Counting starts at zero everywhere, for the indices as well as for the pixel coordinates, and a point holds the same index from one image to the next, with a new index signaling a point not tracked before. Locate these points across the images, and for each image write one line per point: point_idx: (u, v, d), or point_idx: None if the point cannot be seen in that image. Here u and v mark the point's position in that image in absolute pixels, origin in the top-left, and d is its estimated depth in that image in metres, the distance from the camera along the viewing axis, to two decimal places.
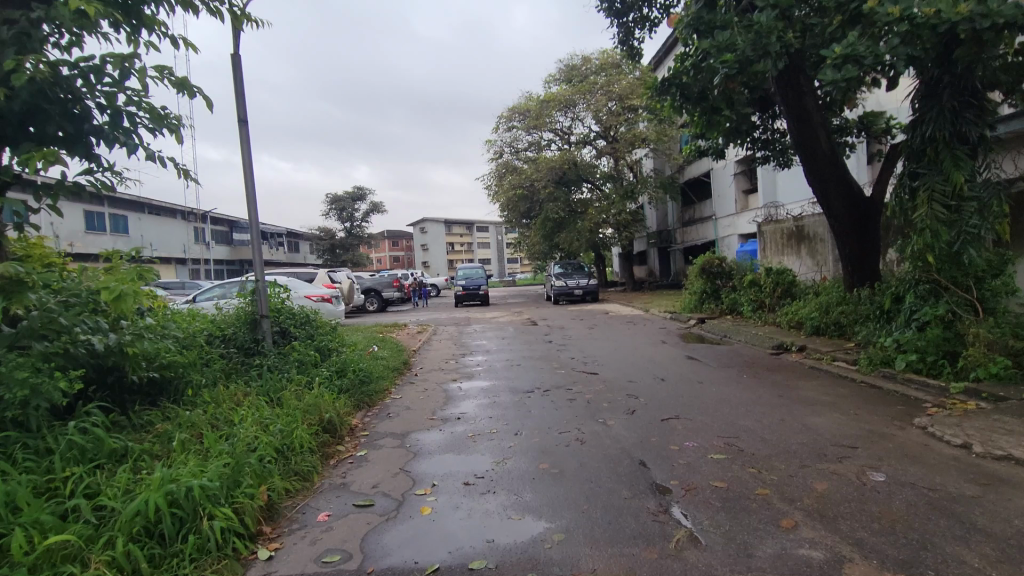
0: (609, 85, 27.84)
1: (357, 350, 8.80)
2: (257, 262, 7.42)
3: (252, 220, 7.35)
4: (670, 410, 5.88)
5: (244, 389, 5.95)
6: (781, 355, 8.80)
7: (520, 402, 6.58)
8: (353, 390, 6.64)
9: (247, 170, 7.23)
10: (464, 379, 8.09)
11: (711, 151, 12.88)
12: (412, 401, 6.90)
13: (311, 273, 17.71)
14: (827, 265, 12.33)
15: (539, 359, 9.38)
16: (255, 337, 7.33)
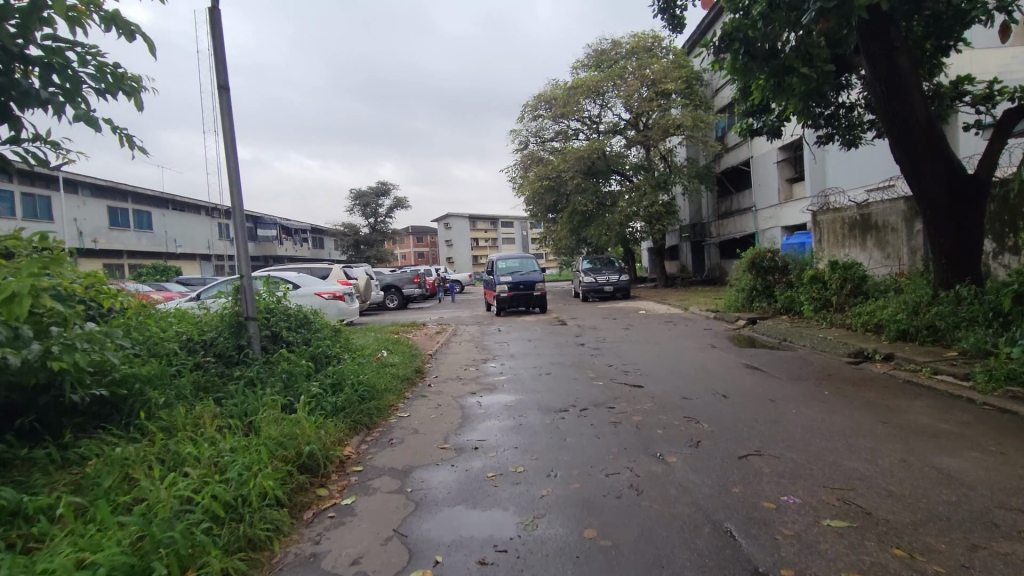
0: (641, 70, 26.37)
1: (363, 357, 7.62)
2: (242, 251, 6.27)
3: (236, 202, 6.25)
4: (745, 442, 4.59)
5: (214, 410, 4.82)
6: (862, 364, 7.38)
7: (553, 426, 5.33)
8: (350, 410, 5.47)
9: (229, 144, 6.13)
10: (485, 393, 6.85)
11: (767, 130, 11.53)
12: (421, 422, 5.68)
13: (325, 268, 16.69)
14: (902, 258, 10.80)
15: (572, 367, 8.11)
16: (238, 344, 6.22)
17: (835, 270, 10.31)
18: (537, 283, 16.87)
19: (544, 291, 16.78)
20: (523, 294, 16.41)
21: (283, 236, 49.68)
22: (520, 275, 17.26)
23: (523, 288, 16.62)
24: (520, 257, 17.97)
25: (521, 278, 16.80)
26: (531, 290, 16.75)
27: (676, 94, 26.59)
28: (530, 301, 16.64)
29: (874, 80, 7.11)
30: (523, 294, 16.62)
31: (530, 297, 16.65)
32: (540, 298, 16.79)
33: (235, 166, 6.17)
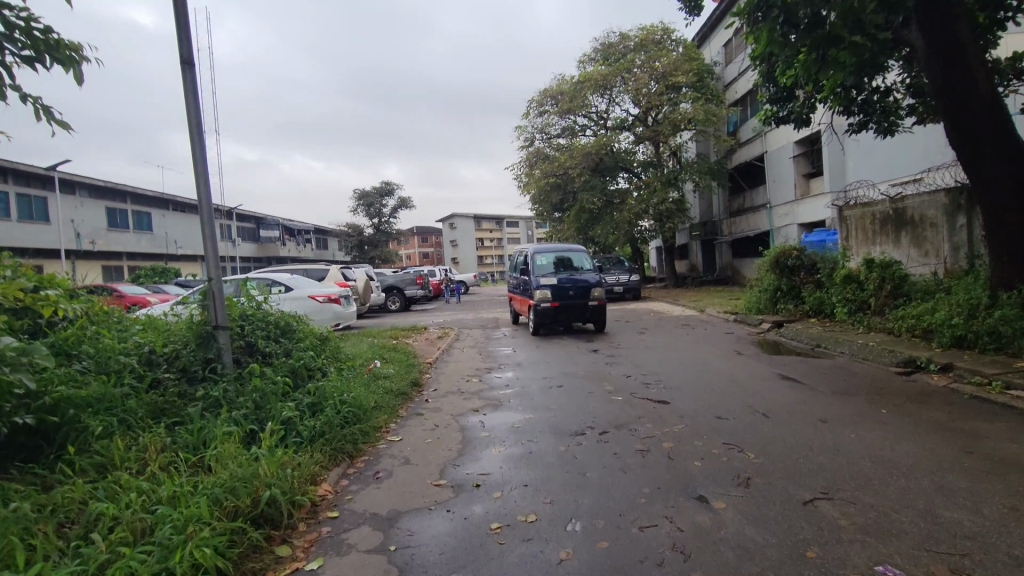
0: (650, 63, 25.50)
1: (352, 369, 6.82)
2: (209, 250, 5.48)
3: (202, 193, 5.48)
4: (808, 480, 3.77)
5: (164, 441, 4.03)
6: (915, 376, 6.54)
7: (569, 455, 4.50)
8: (330, 435, 4.66)
9: (194, 127, 5.38)
10: (489, 411, 6.02)
11: (795, 118, 10.64)
12: (413, 450, 4.86)
13: (323, 269, 15.89)
14: (943, 255, 9.97)
15: (586, 379, 7.27)
16: (205, 357, 5.43)
17: (871, 269, 9.48)
18: (593, 284, 11.36)
19: (601, 299, 11.41)
20: (571, 303, 11.05)
21: (285, 238, 48.92)
22: (570, 274, 11.63)
23: (571, 293, 11.12)
24: (566, 246, 12.41)
25: (570, 280, 11.26)
26: (586, 298, 11.20)
27: (686, 88, 25.73)
28: (584, 314, 11.17)
29: (928, 54, 6.27)
30: (573, 304, 11.08)
31: (584, 307, 11.15)
32: (598, 310, 11.31)
33: (202, 151, 5.42)
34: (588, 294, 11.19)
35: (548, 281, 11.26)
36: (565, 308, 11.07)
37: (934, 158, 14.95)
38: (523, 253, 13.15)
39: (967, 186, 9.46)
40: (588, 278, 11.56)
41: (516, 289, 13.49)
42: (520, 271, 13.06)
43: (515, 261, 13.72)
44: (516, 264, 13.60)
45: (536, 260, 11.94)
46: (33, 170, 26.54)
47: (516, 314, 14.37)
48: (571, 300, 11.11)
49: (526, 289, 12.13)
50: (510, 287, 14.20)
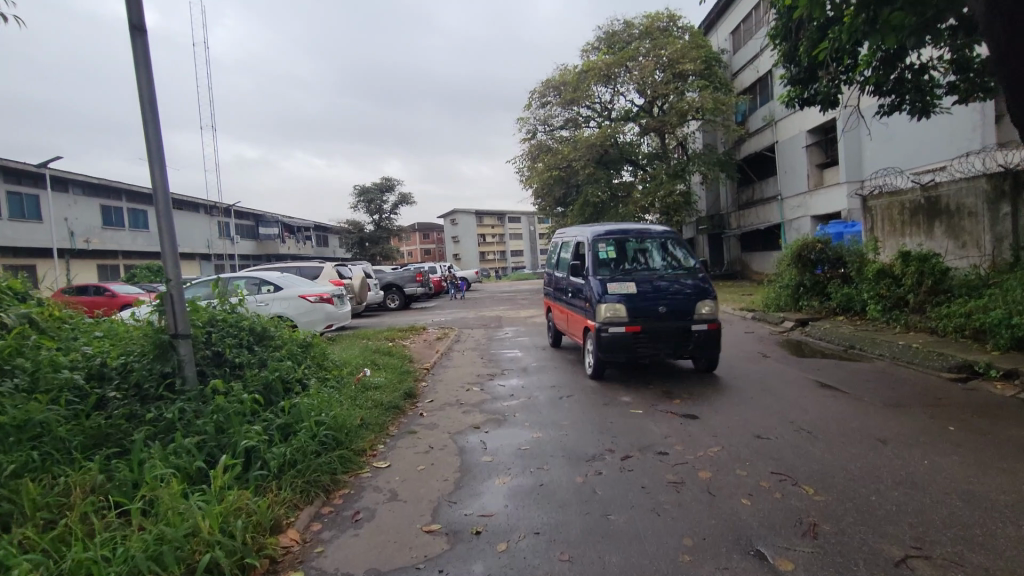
0: (655, 51, 24.66)
1: (338, 380, 6.07)
2: (165, 246, 4.70)
3: (157, 180, 4.74)
4: (891, 528, 3.01)
5: (93, 481, 3.29)
6: (976, 384, 5.77)
7: (589, 491, 3.73)
8: (301, 465, 3.92)
9: (147, 104, 4.66)
10: (491, 428, 5.25)
11: (823, 99, 9.80)
12: (402, 481, 4.10)
13: (317, 268, 15.11)
14: (984, 247, 9.21)
15: (600, 389, 6.49)
16: (162, 370, 4.68)
17: (907, 263, 8.68)
18: (695, 292, 6.55)
19: (714, 323, 6.41)
20: (660, 328, 6.26)
21: (284, 235, 48.17)
22: (653, 277, 6.85)
23: (660, 310, 6.31)
24: (643, 229, 7.62)
25: (654, 288, 6.52)
26: (686, 320, 6.37)
27: (693, 76, 24.95)
28: (681, 348, 6.34)
29: (988, 16, 5.48)
30: (664, 330, 6.28)
31: (682, 337, 6.33)
32: (706, 341, 6.40)
33: (155, 131, 4.70)
34: (688, 311, 6.38)
35: (618, 288, 6.52)
36: (650, 337, 6.28)
37: (960, 145, 14.17)
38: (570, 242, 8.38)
39: (1011, 171, 8.67)
40: (688, 283, 6.73)
41: (557, 298, 8.70)
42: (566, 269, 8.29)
43: (560, 254, 8.92)
44: (560, 259, 8.83)
45: (595, 252, 7.18)
46: (24, 167, 25.77)
47: (554, 333, 9.55)
48: (660, 323, 6.31)
49: (577, 299, 7.40)
50: (549, 292, 9.41)
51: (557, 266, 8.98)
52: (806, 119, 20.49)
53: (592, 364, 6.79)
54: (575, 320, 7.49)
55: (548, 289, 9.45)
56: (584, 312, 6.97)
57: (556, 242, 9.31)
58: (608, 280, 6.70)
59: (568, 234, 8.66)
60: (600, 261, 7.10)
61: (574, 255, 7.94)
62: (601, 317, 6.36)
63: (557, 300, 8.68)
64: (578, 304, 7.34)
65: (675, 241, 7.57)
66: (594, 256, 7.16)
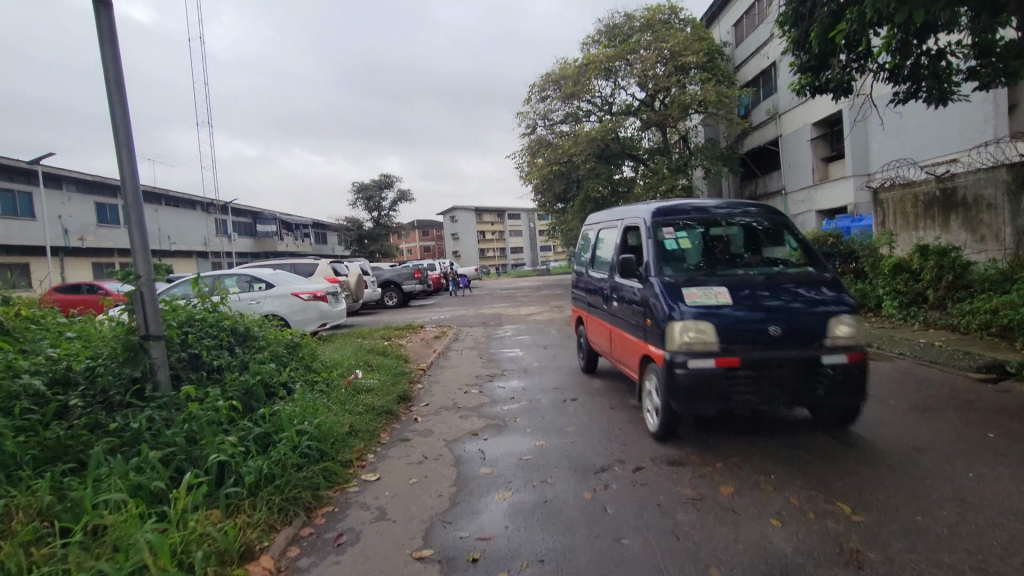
0: (657, 43, 24.19)
1: (326, 383, 5.69)
2: (134, 240, 4.30)
3: (125, 168, 4.35)
4: (946, 556, 2.64)
5: (39, 503, 2.91)
6: (1005, 384, 5.43)
7: (600, 510, 3.35)
8: (280, 481, 3.54)
9: (112, 85, 4.28)
10: (491, 436, 4.86)
11: (836, 87, 9.40)
12: (393, 496, 3.72)
13: (312, 264, 14.74)
14: (1004, 240, 8.84)
15: (607, 391, 6.10)
16: (132, 375, 4.30)
17: (926, 257, 8.32)
18: (825, 301, 4.11)
19: (858, 355, 3.94)
20: (774, 362, 3.85)
21: (282, 232, 47.76)
22: (747, 279, 4.43)
23: (771, 333, 3.90)
24: (720, 205, 5.19)
25: (755, 298, 4.09)
26: (812, 348, 3.94)
27: (695, 69, 24.51)
28: (806, 394, 3.91)
29: None
30: (776, 367, 3.85)
31: (807, 377, 3.90)
32: (844, 383, 3.94)
33: (123, 114, 4.32)
34: (816, 334, 3.94)
35: (699, 298, 4.11)
36: (754, 378, 3.86)
37: (971, 136, 13.73)
38: (610, 228, 5.97)
39: None
40: (807, 289, 4.28)
41: (591, 306, 6.29)
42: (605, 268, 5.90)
43: (595, 246, 6.51)
44: (595, 254, 6.40)
45: (653, 242, 4.76)
46: (15, 164, 25.29)
47: (582, 350, 7.13)
48: (770, 355, 3.86)
49: (627, 311, 4.97)
50: (579, 297, 6.97)
51: (591, 264, 6.56)
52: (812, 112, 20.07)
53: (657, 416, 4.35)
54: (623, 343, 5.07)
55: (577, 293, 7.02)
56: (642, 331, 4.56)
57: (588, 231, 6.93)
58: (681, 285, 4.30)
59: (606, 218, 6.23)
60: (660, 255, 4.68)
61: (618, 246, 5.53)
62: (675, 343, 3.98)
63: (592, 308, 6.28)
64: (628, 318, 4.92)
65: (770, 220, 5.11)
66: (653, 246, 4.75)
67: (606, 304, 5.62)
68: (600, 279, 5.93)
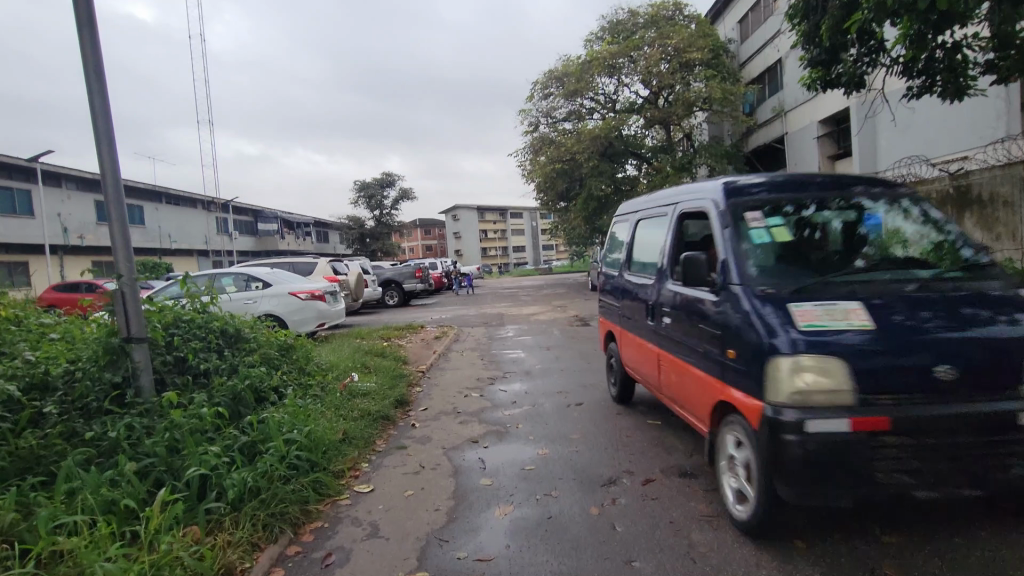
0: (661, 40, 23.89)
1: (319, 388, 5.45)
2: (115, 237, 4.08)
3: (105, 160, 4.13)
4: None
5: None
6: None
7: (609, 529, 3.10)
8: (265, 494, 3.31)
9: (90, 71, 4.07)
10: (492, 444, 4.62)
11: (848, 81, 9.13)
12: (387, 511, 3.49)
13: (311, 263, 14.51)
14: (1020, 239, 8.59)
15: (613, 396, 5.85)
16: (113, 380, 4.07)
17: None
18: (1021, 324, 2.63)
19: None
20: (945, 422, 2.43)
21: (283, 231, 47.60)
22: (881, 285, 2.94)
23: (938, 375, 2.48)
24: (819, 178, 3.67)
25: (907, 316, 2.63)
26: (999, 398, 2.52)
27: (699, 67, 24.23)
28: (991, 474, 2.50)
29: None
30: (949, 431, 2.44)
31: (992, 445, 2.49)
32: None
33: (102, 103, 4.11)
34: (1007, 375, 2.51)
35: (818, 319, 2.63)
36: (913, 449, 2.45)
37: (983, 134, 13.38)
38: (655, 215, 4.51)
39: None
40: (982, 301, 2.79)
41: (630, 318, 4.82)
42: (650, 267, 4.45)
43: (633, 240, 5.06)
44: (635, 249, 4.95)
45: (732, 232, 3.28)
46: (13, 161, 25.05)
47: (610, 372, 5.69)
48: (939, 411, 2.45)
49: (690, 331, 3.52)
50: (610, 304, 5.51)
51: (627, 262, 5.12)
52: (818, 109, 19.79)
53: (744, 496, 2.91)
54: (683, 374, 3.63)
55: (608, 299, 5.56)
56: (716, 362, 3.14)
57: (623, 220, 5.48)
58: (785, 295, 2.82)
59: (649, 201, 4.77)
60: (743, 250, 3.20)
61: (671, 238, 4.08)
62: (785, 392, 2.55)
63: (630, 321, 4.82)
64: (690, 341, 3.49)
65: (895, 198, 3.58)
66: (731, 237, 3.26)
67: (655, 319, 4.16)
68: (644, 283, 4.47)
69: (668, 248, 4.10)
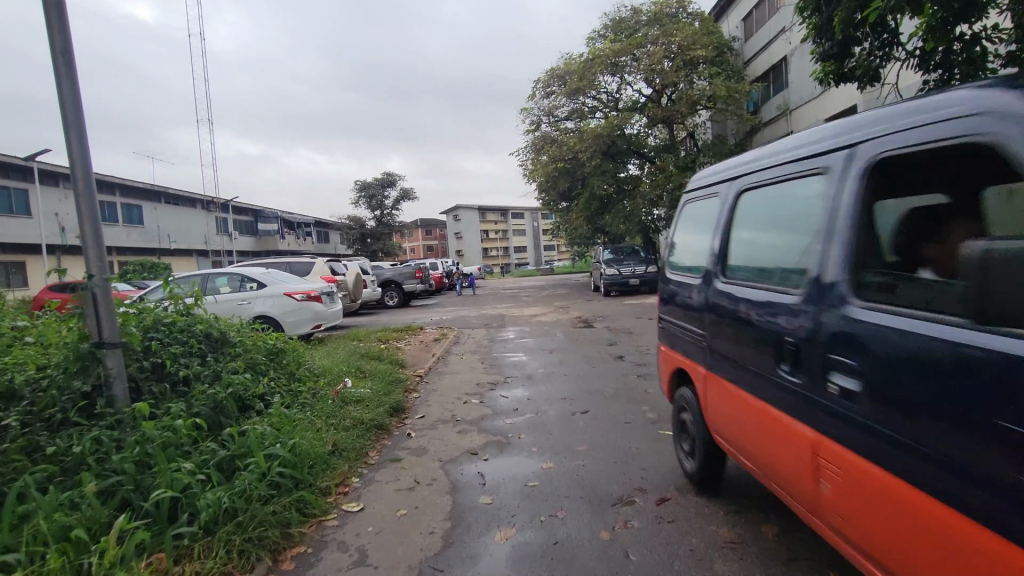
0: (664, 38, 23.57)
1: (310, 395, 5.16)
2: (86, 236, 3.78)
3: (75, 152, 3.81)
4: None
5: None
6: None
7: (622, 557, 2.78)
8: (243, 517, 3.01)
9: (58, 55, 3.75)
10: (492, 455, 4.33)
11: (864, 76, 8.83)
12: (378, 533, 3.18)
13: (308, 263, 14.24)
14: None
15: (621, 403, 5.56)
16: (82, 389, 3.75)
17: None
18: None
19: None
20: None
21: (284, 231, 47.34)
22: None
23: None
24: None
25: None
26: None
27: (703, 64, 23.91)
28: None
29: None
30: None
31: None
32: None
33: (71, 89, 3.79)
34: None
35: None
36: None
37: None
38: (791, 176, 2.44)
39: None
40: None
41: (734, 358, 2.77)
42: (788, 272, 2.38)
43: (735, 225, 3.03)
44: (742, 239, 2.92)
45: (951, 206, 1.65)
46: (9, 160, 24.76)
47: (679, 436, 3.75)
48: None
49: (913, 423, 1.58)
50: (689, 333, 3.45)
51: (725, 264, 3.08)
52: (824, 107, 19.46)
53: None
54: (897, 512, 1.63)
55: (687, 323, 3.49)
56: (942, 467, 1.49)
57: (713, 198, 3.45)
58: None
59: (769, 156, 2.71)
60: None
61: (843, 216, 2.01)
62: None
63: (734, 364, 2.76)
64: (931, 449, 1.50)
65: None
66: None
67: (812, 376, 2.08)
68: (774, 302, 2.40)
69: (838, 236, 2.03)
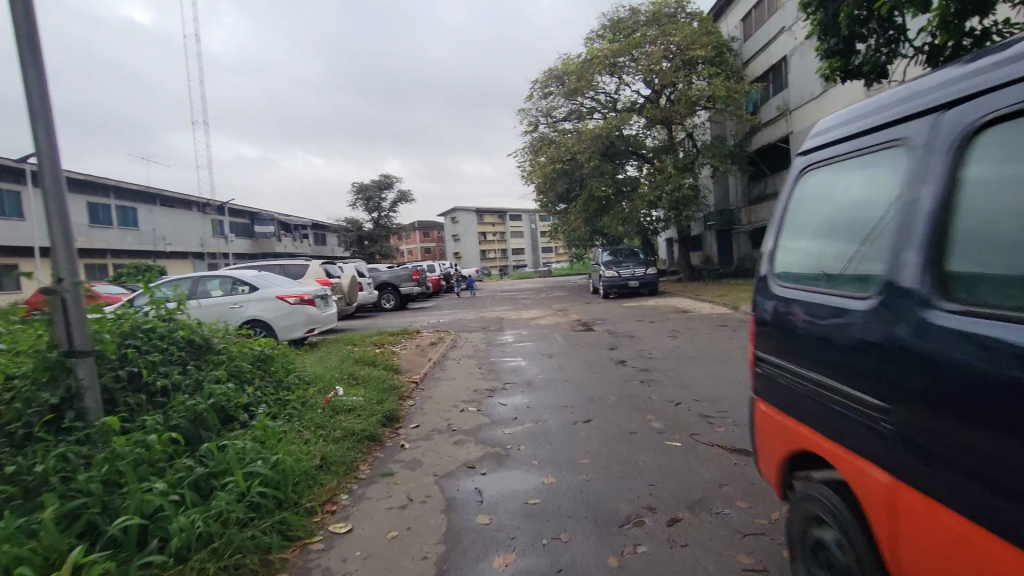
0: (663, 38, 23.36)
1: (298, 404, 4.91)
2: (55, 238, 3.52)
3: (42, 147, 3.55)
4: None
5: None
6: None
7: None
8: (217, 542, 2.76)
9: (23, 44, 3.51)
10: (491, 468, 4.09)
11: (872, 73, 8.61)
12: (366, 559, 2.93)
13: (302, 265, 13.96)
14: None
15: (626, 411, 5.34)
16: (50, 401, 3.51)
17: None
18: None
19: None
20: None
21: (280, 233, 46.98)
22: None
23: None
24: None
25: None
26: None
27: (702, 65, 23.71)
28: None
29: None
30: None
31: None
32: None
33: (37, 80, 3.54)
34: None
35: None
36: None
37: None
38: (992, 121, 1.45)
39: None
40: None
41: (1008, 480, 1.24)
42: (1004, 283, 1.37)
43: (951, 211, 1.56)
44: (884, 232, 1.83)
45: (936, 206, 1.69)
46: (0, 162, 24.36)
47: (810, 562, 2.17)
48: None
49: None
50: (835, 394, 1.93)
51: (939, 278, 1.55)
52: (824, 107, 19.26)
53: None
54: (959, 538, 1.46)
55: (832, 376, 1.95)
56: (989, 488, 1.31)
57: (885, 152, 1.89)
58: None
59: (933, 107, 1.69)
60: None
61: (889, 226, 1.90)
62: None
63: (1008, 492, 1.25)
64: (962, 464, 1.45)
65: None
66: None
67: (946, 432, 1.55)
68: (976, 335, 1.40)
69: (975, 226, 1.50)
